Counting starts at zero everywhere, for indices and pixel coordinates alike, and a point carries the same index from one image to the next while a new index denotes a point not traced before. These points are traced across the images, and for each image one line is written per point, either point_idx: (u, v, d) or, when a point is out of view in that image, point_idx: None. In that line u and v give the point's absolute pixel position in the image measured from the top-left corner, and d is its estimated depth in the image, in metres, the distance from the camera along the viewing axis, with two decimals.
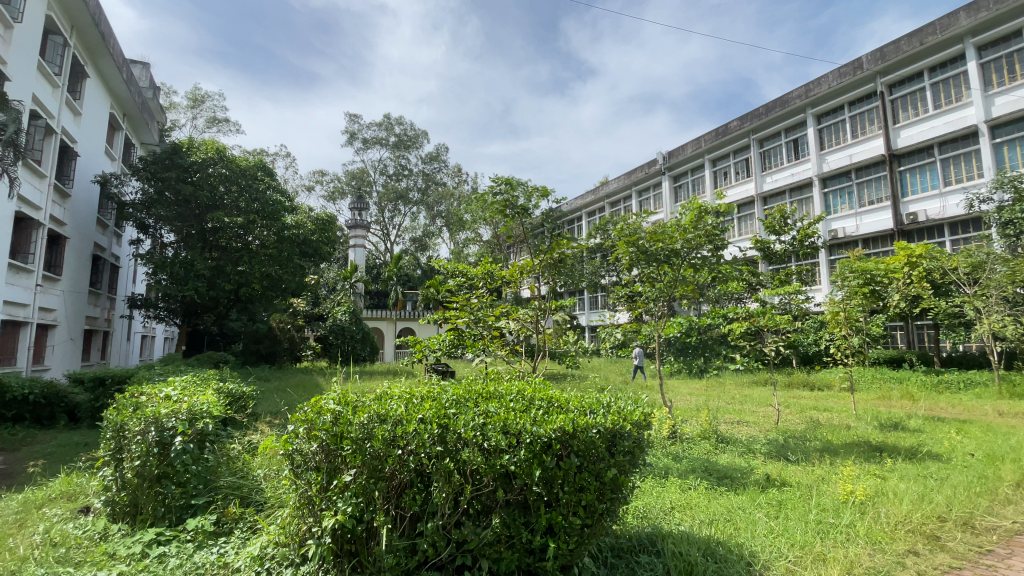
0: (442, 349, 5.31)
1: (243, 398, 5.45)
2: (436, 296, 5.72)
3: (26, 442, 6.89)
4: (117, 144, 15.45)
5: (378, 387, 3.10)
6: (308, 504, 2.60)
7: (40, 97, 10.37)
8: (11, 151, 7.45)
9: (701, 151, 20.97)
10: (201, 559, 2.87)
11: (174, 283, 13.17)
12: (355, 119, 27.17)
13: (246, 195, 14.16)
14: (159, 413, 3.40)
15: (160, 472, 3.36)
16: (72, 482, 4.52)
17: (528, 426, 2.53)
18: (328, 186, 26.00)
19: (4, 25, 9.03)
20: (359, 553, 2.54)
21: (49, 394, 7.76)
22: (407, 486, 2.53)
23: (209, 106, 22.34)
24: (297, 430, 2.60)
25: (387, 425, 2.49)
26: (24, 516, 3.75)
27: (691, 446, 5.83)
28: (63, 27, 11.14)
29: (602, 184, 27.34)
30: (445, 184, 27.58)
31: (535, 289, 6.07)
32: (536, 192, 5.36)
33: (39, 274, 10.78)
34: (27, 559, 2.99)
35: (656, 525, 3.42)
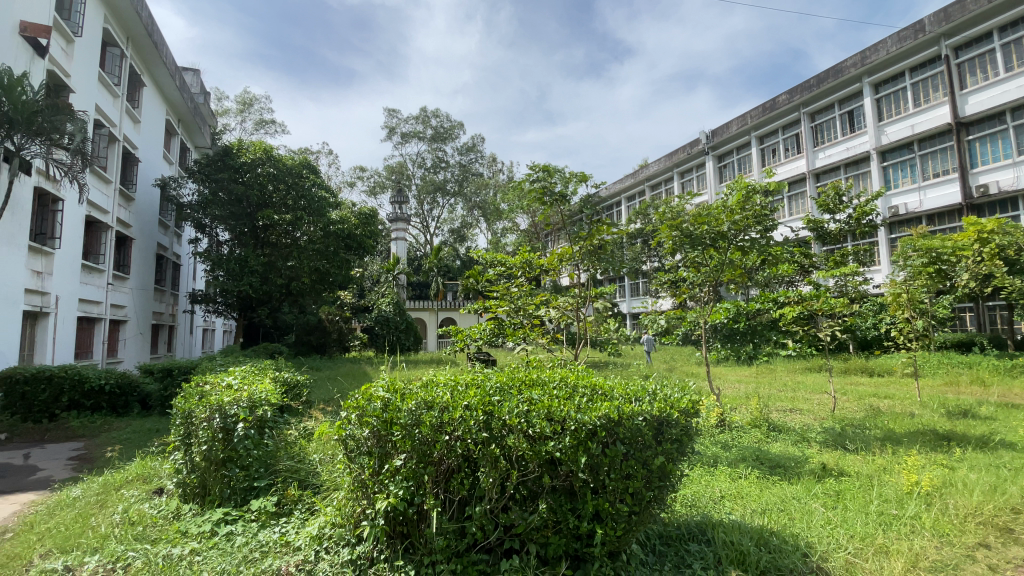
0: (483, 338, 5.34)
1: (298, 386, 5.71)
2: (475, 286, 5.71)
3: (106, 428, 7.53)
4: (173, 148, 16.34)
5: (424, 375, 3.19)
6: (362, 487, 2.70)
7: (102, 107, 11.09)
8: (80, 159, 8.12)
9: (747, 129, 20.08)
10: (264, 538, 3.05)
11: (230, 279, 13.91)
12: (393, 113, 27.54)
13: (293, 193, 14.75)
14: (222, 401, 3.62)
15: (225, 456, 3.58)
16: (147, 465, 4.88)
17: (572, 413, 2.53)
18: (369, 181, 26.58)
19: (67, 40, 9.69)
20: (411, 535, 2.63)
21: (123, 384, 8.38)
22: (455, 471, 2.58)
23: (257, 109, 23.27)
24: (349, 416, 2.70)
25: (434, 412, 2.55)
26: (105, 497, 4.10)
27: (741, 434, 5.66)
28: (118, 38, 11.79)
29: (642, 166, 26.70)
30: (481, 174, 27.67)
31: (576, 276, 5.98)
32: (574, 177, 5.27)
33: (109, 274, 11.60)
34: (109, 537, 3.27)
35: (706, 514, 3.36)
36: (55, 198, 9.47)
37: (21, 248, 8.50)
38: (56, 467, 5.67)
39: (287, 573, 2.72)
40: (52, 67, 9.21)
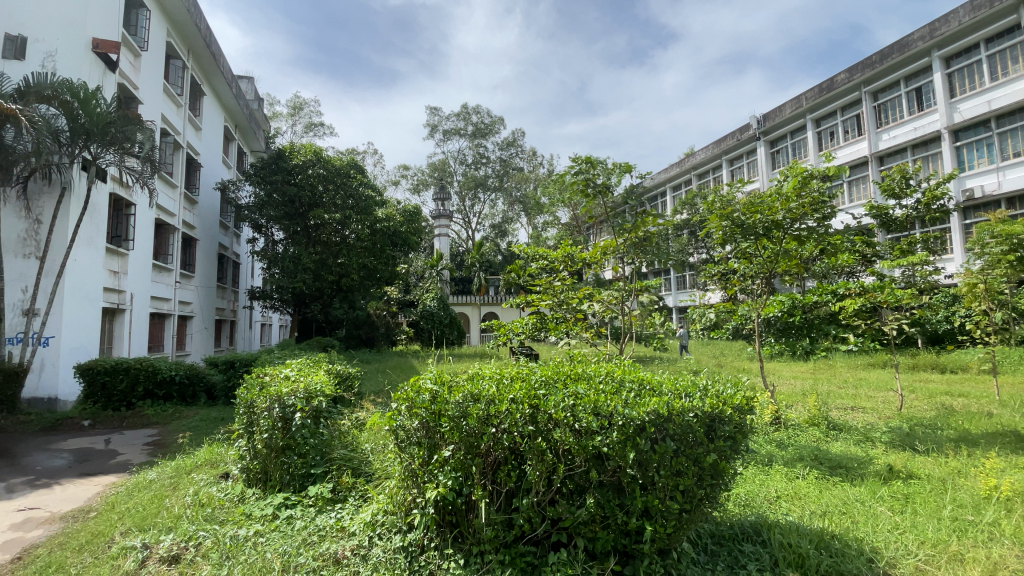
0: (526, 332, 5.30)
1: (351, 378, 5.93)
2: (517, 280, 5.73)
3: (177, 416, 8.11)
4: (232, 153, 17.26)
5: (469, 368, 3.22)
6: (412, 476, 2.77)
7: (168, 116, 11.85)
8: (150, 166, 8.74)
9: (802, 111, 19.05)
10: (322, 522, 3.19)
11: (285, 276, 14.60)
12: (436, 111, 27.89)
13: (341, 193, 15.30)
14: (281, 392, 3.81)
15: (284, 444, 3.77)
16: (214, 451, 5.21)
17: (620, 408, 2.49)
18: (412, 179, 27.13)
19: (135, 55, 10.40)
20: (460, 525, 2.68)
21: (191, 375, 8.96)
22: (502, 463, 2.61)
23: (307, 112, 24.19)
24: (399, 407, 2.77)
25: (481, 405, 2.58)
26: (178, 480, 4.41)
27: (798, 433, 5.40)
28: (181, 51, 12.53)
29: (688, 155, 25.89)
30: (522, 169, 27.63)
31: (621, 269, 5.85)
32: (617, 168, 5.17)
33: (177, 273, 12.43)
34: (182, 517, 3.52)
35: (761, 514, 3.23)
36: (128, 203, 10.23)
37: (99, 250, 9.24)
38: (134, 452, 6.16)
39: (343, 557, 2.83)
40: (122, 81, 9.93)
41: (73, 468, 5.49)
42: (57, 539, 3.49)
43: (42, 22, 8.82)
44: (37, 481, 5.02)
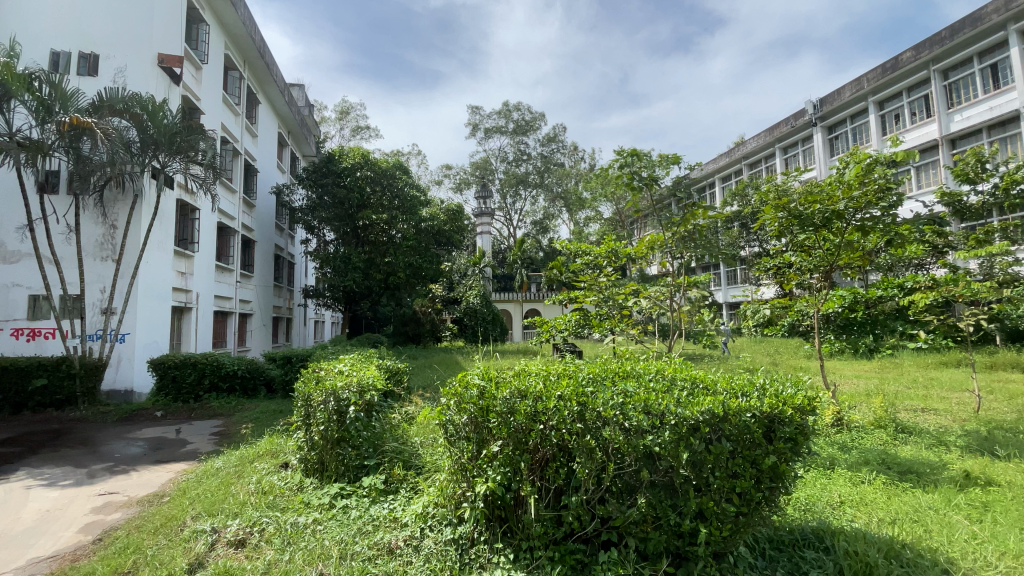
0: (569, 329, 5.31)
1: (399, 373, 6.08)
2: (560, 277, 5.68)
3: (239, 408, 8.60)
4: (285, 158, 18.06)
5: (516, 364, 3.23)
6: (461, 470, 2.81)
7: (227, 125, 12.53)
8: (212, 172, 9.28)
9: (863, 94, 17.89)
10: (375, 513, 3.30)
11: (336, 275, 15.15)
12: (477, 110, 28.07)
13: (388, 194, 15.74)
14: (335, 386, 3.96)
15: (339, 436, 3.92)
16: (274, 442, 5.49)
17: (672, 407, 2.44)
18: (454, 178, 27.47)
19: (196, 68, 11.06)
20: (509, 520, 2.71)
21: (251, 369, 9.45)
22: (550, 460, 2.61)
23: (353, 116, 24.95)
24: (448, 402, 2.82)
25: (528, 401, 2.58)
26: (242, 469, 4.68)
27: (863, 435, 5.09)
28: (237, 63, 13.21)
29: (738, 144, 24.89)
30: (564, 164, 27.42)
31: (670, 263, 5.64)
32: (665, 159, 5.00)
33: (237, 273, 13.15)
34: (247, 503, 3.74)
35: (824, 520, 3.08)
36: (194, 207, 10.91)
37: (168, 252, 9.91)
38: (202, 441, 6.58)
39: (397, 547, 2.91)
40: (186, 94, 10.59)
41: (149, 456, 5.94)
42: (135, 522, 3.78)
43: (115, 42, 9.52)
44: (118, 467, 5.46)
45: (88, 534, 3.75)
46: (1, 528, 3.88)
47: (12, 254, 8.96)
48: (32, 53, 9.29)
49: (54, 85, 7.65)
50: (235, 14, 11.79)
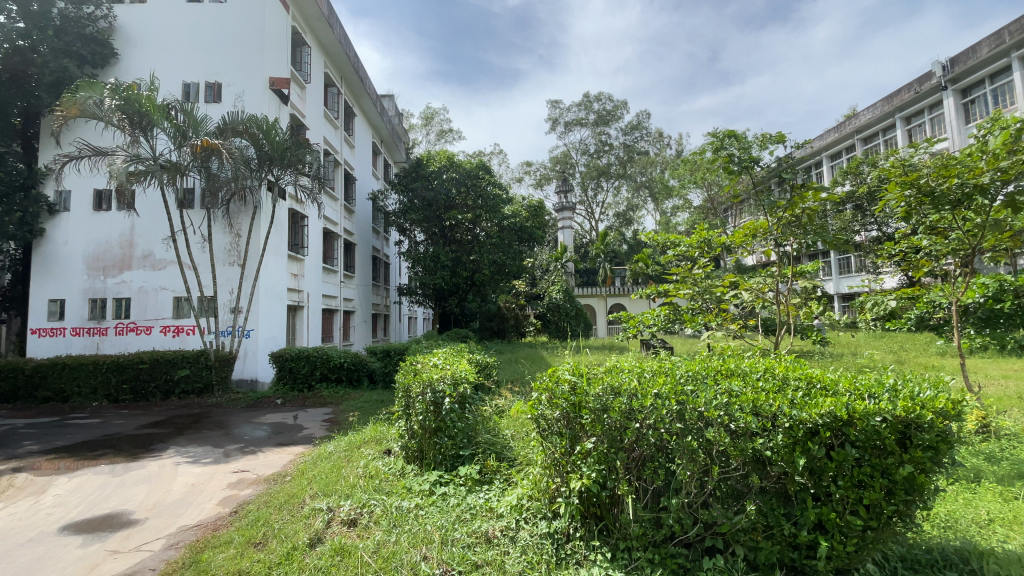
0: (658, 325, 5.13)
1: (489, 367, 6.24)
2: (647, 270, 5.50)
3: (345, 397, 9.35)
4: (379, 165, 19.25)
5: (608, 360, 3.16)
6: (555, 465, 2.82)
7: (328, 138, 13.61)
8: (318, 182, 10.14)
9: (1005, 48, 15.30)
10: (472, 502, 3.42)
11: (427, 273, 15.90)
12: (556, 104, 27.88)
13: (473, 194, 16.22)
14: (432, 378, 4.17)
15: (436, 426, 4.12)
16: (378, 430, 5.90)
17: (784, 407, 2.28)
18: (535, 174, 27.57)
19: (301, 87, 12.12)
20: (605, 518, 2.68)
21: (355, 361, 10.19)
22: (648, 460, 2.54)
23: (438, 121, 25.95)
24: (539, 397, 2.84)
25: (623, 398, 2.53)
26: (351, 453, 5.09)
27: (1018, 446, 4.35)
28: (335, 79, 14.26)
29: (849, 117, 22.39)
30: (648, 152, 26.44)
31: (776, 251, 5.10)
32: (768, 138, 4.58)
33: (340, 274, 14.26)
34: (356, 486, 4.05)
35: (971, 540, 2.68)
36: (303, 215, 12.00)
37: (282, 256, 11.00)
38: (315, 427, 7.24)
39: (494, 536, 2.98)
40: (293, 112, 11.66)
41: (271, 439, 6.66)
42: (263, 498, 4.26)
43: (233, 71, 10.71)
44: (247, 448, 6.18)
45: (225, 507, 4.29)
46: (158, 498, 4.55)
47: (160, 262, 10.46)
48: (169, 87, 10.73)
49: (187, 113, 8.75)
50: (332, 33, 12.74)
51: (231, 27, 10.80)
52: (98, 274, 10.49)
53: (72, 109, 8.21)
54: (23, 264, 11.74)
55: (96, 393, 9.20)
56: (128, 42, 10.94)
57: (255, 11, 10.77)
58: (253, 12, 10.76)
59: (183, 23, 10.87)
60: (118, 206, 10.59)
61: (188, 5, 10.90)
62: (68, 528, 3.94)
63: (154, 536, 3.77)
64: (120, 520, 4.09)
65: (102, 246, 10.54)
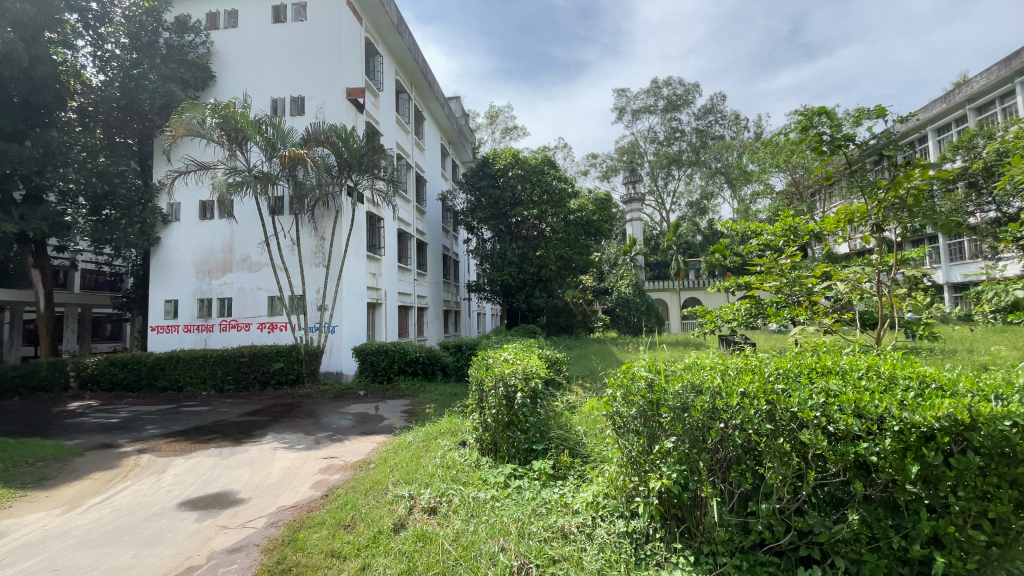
0: (738, 319, 4.86)
1: (559, 362, 6.23)
2: (724, 262, 5.24)
3: (422, 390, 9.76)
4: (447, 166, 19.79)
5: (687, 356, 3.04)
6: (633, 463, 2.75)
7: (400, 142, 14.17)
8: (392, 185, 10.63)
9: None
10: (548, 496, 3.44)
11: (494, 270, 16.14)
12: (623, 92, 27.10)
13: (538, 189, 16.14)
14: (504, 373, 4.24)
15: (509, 420, 4.19)
16: (453, 422, 6.09)
17: (892, 409, 2.08)
18: (602, 166, 27.07)
19: (374, 95, 12.70)
20: (687, 520, 2.58)
21: (429, 355, 10.57)
22: (735, 462, 2.42)
23: (503, 119, 26.20)
24: (614, 393, 2.79)
25: (705, 397, 2.43)
26: (429, 443, 5.31)
27: None
28: (405, 85, 14.79)
29: (960, 84, 19.81)
30: (722, 137, 25.07)
31: (875, 237, 4.61)
32: (867, 112, 4.10)
33: (414, 272, 14.84)
34: (434, 475, 4.21)
35: None
36: (379, 217, 12.63)
37: (361, 257, 11.64)
38: (394, 418, 7.62)
39: (570, 532, 2.95)
40: (367, 119, 12.28)
41: (356, 428, 7.09)
42: (350, 483, 4.55)
43: (314, 84, 11.44)
44: (335, 437, 6.63)
45: (317, 490, 4.64)
46: (260, 480, 5.01)
47: (256, 265, 11.45)
48: (260, 104, 11.67)
49: (275, 127, 9.47)
50: (401, 41, 13.23)
51: (312, 43, 11.54)
52: (204, 276, 11.67)
53: (179, 129, 9.11)
54: (144, 269, 13.33)
55: (205, 383, 10.26)
56: (224, 65, 12.03)
57: (332, 27, 11.43)
58: (330, 28, 11.44)
59: (270, 43, 11.77)
60: (220, 215, 11.71)
61: (273, 27, 11.79)
62: (186, 504, 4.45)
63: (258, 514, 4.15)
64: (229, 499, 4.54)
65: (207, 251, 11.71)
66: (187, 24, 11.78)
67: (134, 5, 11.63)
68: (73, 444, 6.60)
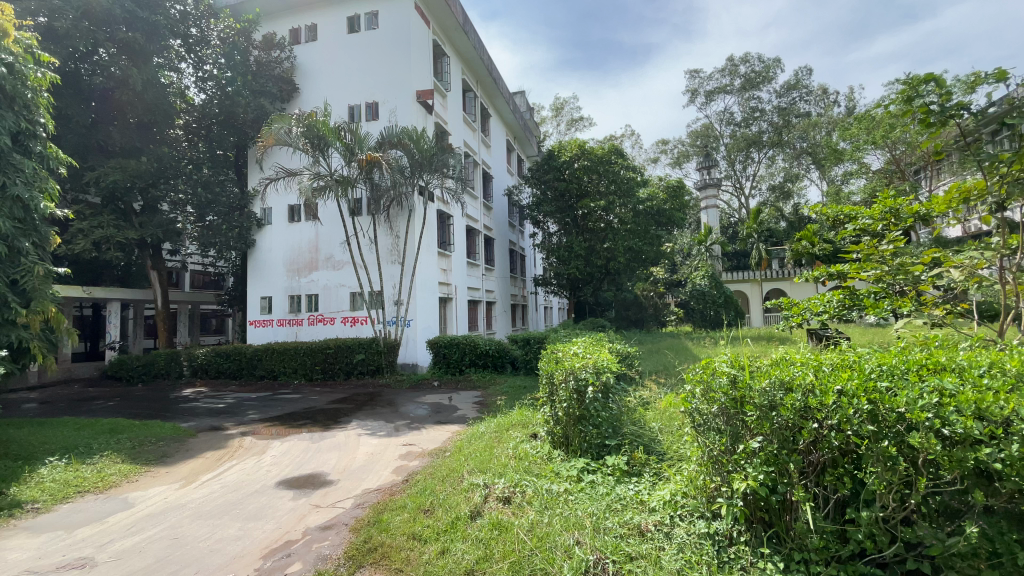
0: (830, 313, 4.41)
1: (631, 357, 6.10)
2: (812, 250, 4.84)
3: (492, 382, 10.00)
4: (513, 161, 19.96)
5: (773, 352, 2.85)
6: (714, 463, 2.64)
7: (467, 141, 14.49)
8: (460, 183, 10.90)
9: None
10: (622, 492, 3.38)
11: (561, 263, 16.08)
12: (696, 73, 25.77)
13: (606, 179, 15.85)
14: (574, 366, 4.22)
15: (580, 414, 4.17)
16: (524, 414, 6.17)
17: (1021, 412, 1.86)
18: (673, 153, 26.02)
19: (442, 95, 13.04)
20: (775, 525, 2.43)
21: (498, 348, 10.73)
22: (830, 465, 2.26)
23: (568, 110, 25.93)
24: (693, 390, 2.71)
25: (796, 395, 2.27)
26: (502, 434, 5.42)
27: None
28: (471, 83, 15.05)
29: None
30: (808, 114, 23.18)
31: (997, 217, 4.03)
32: (988, 76, 3.57)
33: (482, 267, 15.14)
34: (508, 466, 4.28)
35: None
36: (448, 215, 13.00)
37: (432, 253, 12.07)
38: (467, 408, 7.86)
39: (647, 530, 2.88)
40: (436, 120, 12.67)
41: (431, 417, 7.39)
42: (429, 469, 4.76)
43: (387, 89, 11.96)
44: (413, 425, 6.96)
45: (398, 475, 4.90)
46: (347, 463, 5.38)
47: (338, 263, 12.22)
48: (338, 111, 12.39)
49: (353, 132, 10.01)
50: (467, 40, 13.47)
51: (383, 49, 12.05)
52: (294, 275, 12.64)
53: (270, 139, 9.89)
54: (242, 269, 14.68)
55: (296, 373, 11.13)
56: (305, 77, 12.91)
57: (402, 32, 11.88)
58: (400, 33, 11.88)
59: (346, 53, 12.44)
60: (306, 218, 12.62)
61: (348, 37, 12.45)
62: (284, 483, 4.87)
63: (346, 495, 4.46)
64: (321, 480, 4.92)
65: (296, 251, 12.67)
66: (273, 42, 12.70)
67: (228, 27, 12.73)
68: (188, 426, 7.44)
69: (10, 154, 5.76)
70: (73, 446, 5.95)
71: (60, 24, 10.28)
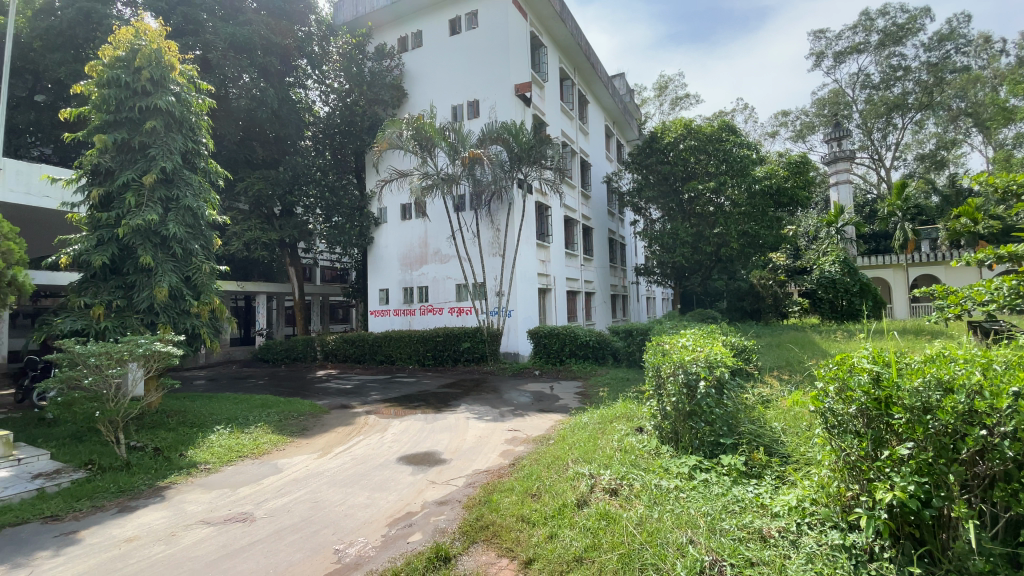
0: (1003, 303, 3.69)
1: (747, 350, 5.70)
2: (976, 230, 4.07)
3: (594, 372, 9.96)
4: (613, 147, 19.50)
5: (925, 346, 2.49)
6: (851, 468, 2.39)
7: (565, 130, 14.43)
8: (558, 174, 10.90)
9: None
10: (740, 494, 3.19)
11: (666, 252, 15.42)
12: (821, 33, 22.99)
13: (715, 159, 14.85)
14: (684, 360, 4.07)
15: (690, 409, 4.00)
16: (628, 407, 6.05)
17: None
18: (794, 125, 23.56)
19: (540, 86, 13.09)
20: (929, 543, 2.14)
21: (599, 339, 10.63)
22: (1003, 480, 1.93)
23: (672, 89, 24.58)
24: (826, 387, 2.46)
25: (959, 397, 1.96)
26: (605, 426, 5.39)
27: None
28: (569, 71, 14.90)
29: None
30: (969, 67, 19.56)
31: None
32: None
33: (582, 257, 15.05)
34: (613, 458, 4.23)
35: None
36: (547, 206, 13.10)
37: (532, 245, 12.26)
38: (569, 398, 7.92)
39: (770, 536, 2.69)
40: (535, 112, 12.77)
41: (534, 405, 7.57)
42: (534, 455, 4.89)
43: (487, 86, 12.30)
44: (517, 411, 7.19)
45: (505, 459, 5.10)
46: (458, 444, 5.72)
47: (445, 256, 12.92)
48: (443, 112, 13.03)
49: (456, 131, 10.43)
50: (564, 28, 13.35)
51: (483, 47, 12.39)
52: (406, 268, 13.61)
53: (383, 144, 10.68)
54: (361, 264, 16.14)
55: (410, 358, 12.01)
56: (412, 82, 13.75)
57: (500, 29, 12.11)
58: (499, 29, 12.12)
59: (448, 55, 13.01)
60: (416, 215, 13.50)
61: (451, 39, 13.00)
62: (403, 459, 5.31)
63: (458, 474, 4.75)
64: (436, 458, 5.29)
65: (408, 246, 13.62)
66: (384, 52, 13.74)
67: (345, 43, 13.88)
68: (323, 404, 8.40)
69: (182, 171, 6.90)
70: (234, 418, 7.04)
71: (213, 57, 11.99)
